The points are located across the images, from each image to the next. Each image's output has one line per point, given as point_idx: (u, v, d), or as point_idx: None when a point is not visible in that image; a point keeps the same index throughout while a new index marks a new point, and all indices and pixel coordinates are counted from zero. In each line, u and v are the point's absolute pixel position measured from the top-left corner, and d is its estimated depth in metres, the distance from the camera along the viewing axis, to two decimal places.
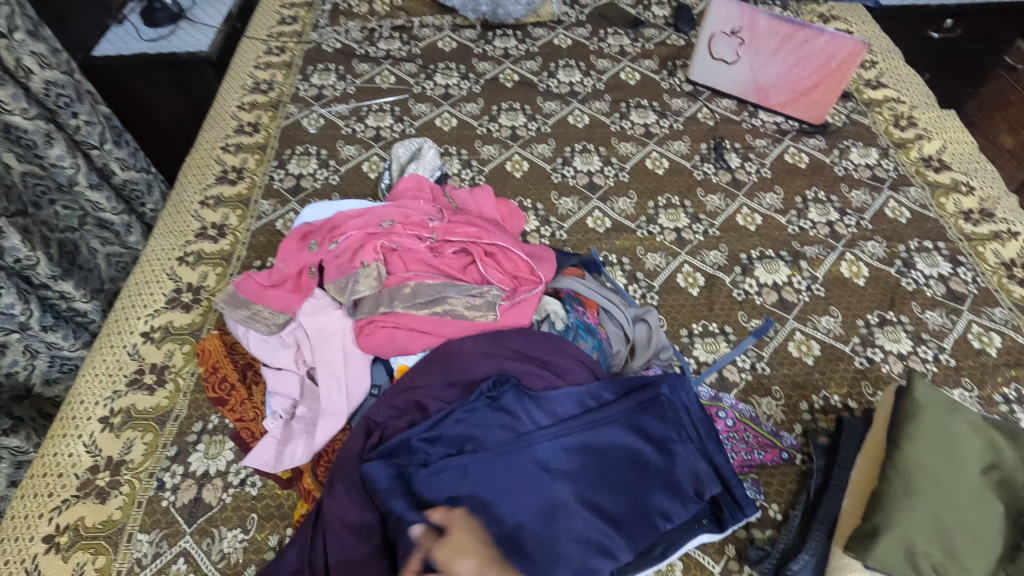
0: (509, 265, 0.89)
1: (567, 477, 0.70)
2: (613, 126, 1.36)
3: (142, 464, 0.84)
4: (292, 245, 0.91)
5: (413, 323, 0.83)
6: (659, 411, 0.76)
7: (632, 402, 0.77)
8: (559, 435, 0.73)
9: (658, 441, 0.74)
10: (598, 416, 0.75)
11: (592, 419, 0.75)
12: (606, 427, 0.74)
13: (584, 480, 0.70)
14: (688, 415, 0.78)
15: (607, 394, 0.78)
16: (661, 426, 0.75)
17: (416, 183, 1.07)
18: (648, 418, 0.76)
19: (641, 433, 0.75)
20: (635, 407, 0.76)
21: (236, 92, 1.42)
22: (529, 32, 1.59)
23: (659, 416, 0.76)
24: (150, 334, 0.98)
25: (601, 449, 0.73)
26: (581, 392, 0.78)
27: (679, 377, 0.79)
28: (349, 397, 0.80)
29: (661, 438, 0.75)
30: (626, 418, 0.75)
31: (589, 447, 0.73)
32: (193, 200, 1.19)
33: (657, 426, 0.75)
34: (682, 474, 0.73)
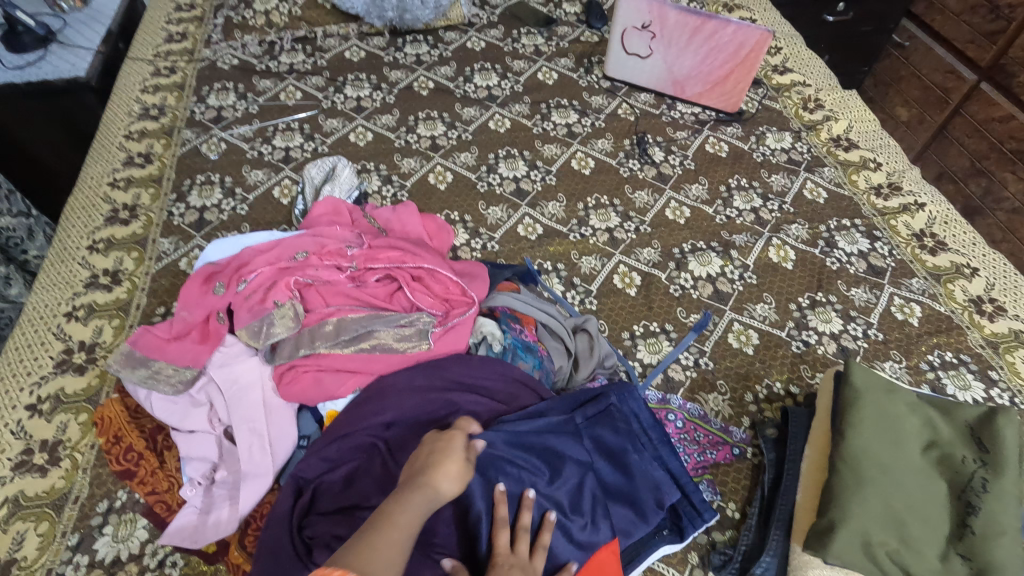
0: (439, 288, 0.84)
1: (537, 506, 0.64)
2: (535, 128, 1.33)
3: (37, 561, 0.73)
4: (194, 289, 0.81)
5: (340, 362, 0.76)
6: (613, 422, 0.73)
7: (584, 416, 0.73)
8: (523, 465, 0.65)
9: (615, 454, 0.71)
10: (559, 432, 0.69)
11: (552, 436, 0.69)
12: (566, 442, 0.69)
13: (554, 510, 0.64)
14: (642, 429, 0.76)
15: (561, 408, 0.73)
16: (616, 438, 0.72)
17: (333, 206, 1.00)
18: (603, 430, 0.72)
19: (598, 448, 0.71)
20: (588, 421, 0.73)
21: (123, 120, 1.29)
22: (441, 37, 1.54)
23: (614, 428, 0.73)
24: (37, 406, 0.86)
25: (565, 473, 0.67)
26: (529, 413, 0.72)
27: (627, 384, 0.77)
28: (275, 455, 0.72)
29: (619, 451, 0.71)
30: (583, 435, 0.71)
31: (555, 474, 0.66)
32: (80, 246, 1.06)
33: (614, 438, 0.72)
34: (642, 486, 0.70)
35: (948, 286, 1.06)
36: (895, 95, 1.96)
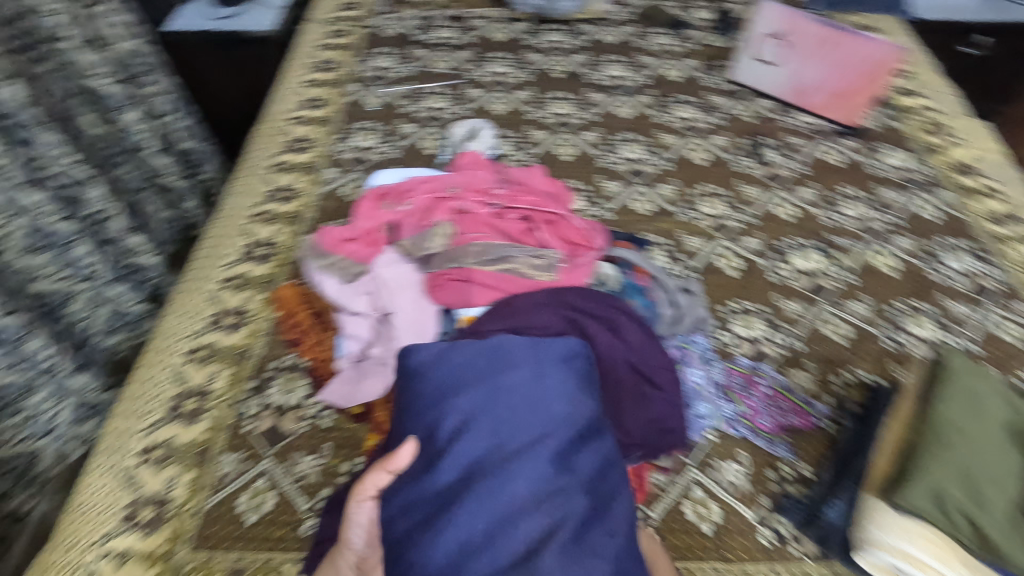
0: (567, 232, 0.96)
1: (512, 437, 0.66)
2: (656, 118, 1.43)
3: (225, 394, 0.92)
4: (367, 204, 0.98)
5: (481, 277, 0.89)
6: (562, 378, 0.71)
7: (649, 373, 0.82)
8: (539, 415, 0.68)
9: (570, 421, 0.67)
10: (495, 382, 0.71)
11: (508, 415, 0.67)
12: (524, 424, 0.66)
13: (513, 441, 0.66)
14: (592, 393, 0.72)
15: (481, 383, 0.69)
16: (566, 403, 0.68)
17: (475, 159, 1.16)
18: (556, 396, 0.69)
19: (551, 422, 0.67)
20: (569, 394, 0.69)
21: (302, 70, 1.50)
22: (578, 28, 1.67)
23: (558, 382, 0.70)
24: (228, 282, 1.06)
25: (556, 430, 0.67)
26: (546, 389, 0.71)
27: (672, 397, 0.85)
28: (422, 340, 0.87)
29: (566, 419, 0.67)
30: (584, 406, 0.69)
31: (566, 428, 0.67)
32: (264, 165, 1.27)
33: (574, 404, 0.69)
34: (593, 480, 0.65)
35: None
36: None
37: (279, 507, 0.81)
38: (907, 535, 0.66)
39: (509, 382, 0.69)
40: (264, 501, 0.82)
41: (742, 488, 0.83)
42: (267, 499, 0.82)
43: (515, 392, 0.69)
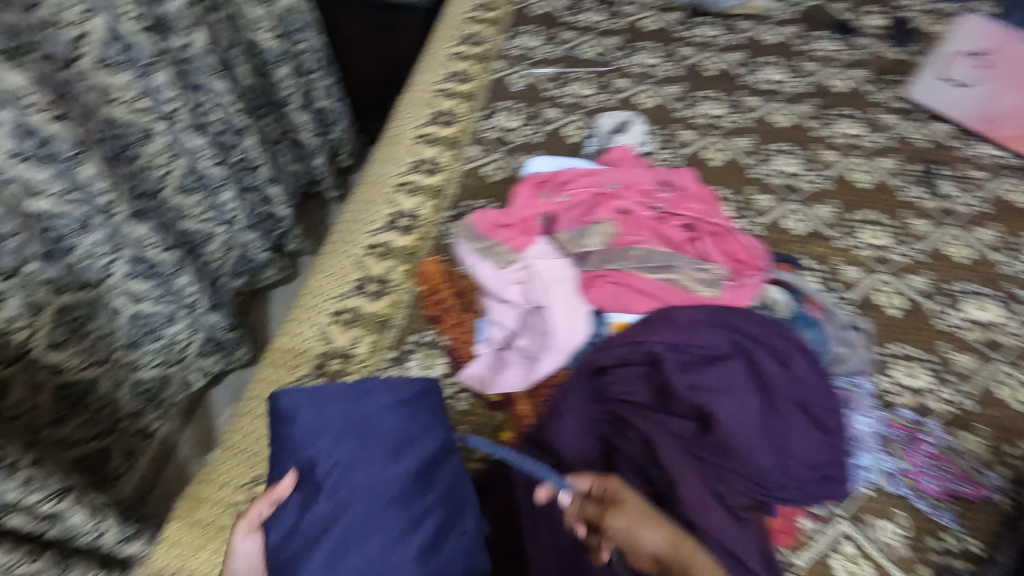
0: (732, 247, 0.91)
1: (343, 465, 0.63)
2: (816, 131, 1.33)
3: (367, 361, 0.94)
4: (525, 191, 0.96)
5: (640, 284, 0.86)
6: (417, 414, 0.68)
7: (820, 412, 0.76)
8: (348, 443, 0.64)
9: (404, 442, 0.66)
10: (388, 418, 0.66)
11: (376, 446, 0.65)
12: (380, 456, 0.64)
13: (355, 471, 0.63)
14: (444, 423, 0.71)
15: (368, 416, 0.66)
16: (394, 430, 0.66)
17: (625, 155, 1.12)
18: (418, 423, 0.68)
19: (398, 446, 0.66)
20: (412, 427, 0.67)
21: (450, 41, 1.50)
22: (735, 24, 1.56)
23: (391, 406, 0.67)
24: (373, 248, 1.07)
25: (373, 440, 0.65)
26: (405, 422, 0.67)
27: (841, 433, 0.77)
28: (573, 339, 0.84)
29: (412, 453, 0.66)
30: (410, 411, 0.68)
31: (361, 438, 0.65)
32: (410, 134, 1.28)
33: (416, 440, 0.67)
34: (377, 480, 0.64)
35: None
36: None
37: None
38: None
39: (370, 409, 0.66)
40: None
41: (898, 552, 0.77)
42: None
43: (356, 396, 0.66)
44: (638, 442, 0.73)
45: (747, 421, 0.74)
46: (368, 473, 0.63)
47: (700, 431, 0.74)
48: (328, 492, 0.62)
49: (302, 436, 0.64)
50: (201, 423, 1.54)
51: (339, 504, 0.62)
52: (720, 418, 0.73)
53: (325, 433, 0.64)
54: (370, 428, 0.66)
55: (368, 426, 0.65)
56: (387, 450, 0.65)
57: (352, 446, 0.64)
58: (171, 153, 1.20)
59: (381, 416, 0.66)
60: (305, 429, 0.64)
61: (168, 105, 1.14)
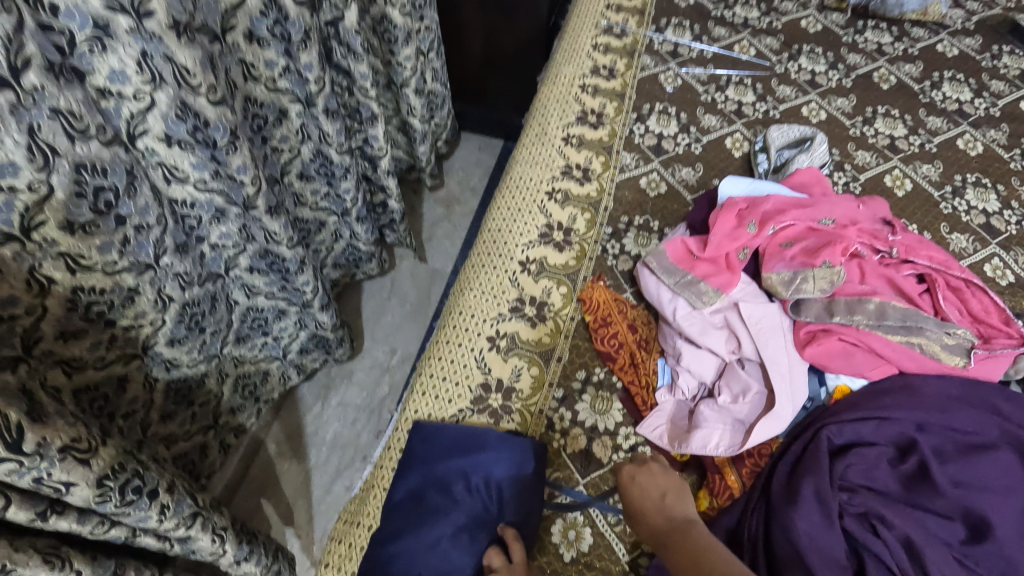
0: (977, 307, 0.77)
1: (439, 473, 0.77)
2: (1011, 162, 1.17)
3: (530, 398, 0.83)
4: (727, 219, 0.83)
5: (877, 345, 0.73)
6: (517, 465, 0.76)
7: None
8: (454, 462, 0.78)
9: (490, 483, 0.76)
10: (486, 453, 0.77)
11: (463, 467, 0.77)
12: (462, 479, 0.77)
13: (444, 490, 0.76)
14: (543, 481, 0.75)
15: (475, 446, 0.78)
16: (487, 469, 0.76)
17: (816, 177, 0.98)
18: (503, 466, 0.76)
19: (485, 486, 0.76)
20: (504, 474, 0.75)
21: (590, 31, 1.36)
22: (907, 31, 1.39)
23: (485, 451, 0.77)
24: (527, 265, 0.96)
25: (466, 469, 0.77)
26: (496, 467, 0.76)
27: None
28: (794, 404, 0.72)
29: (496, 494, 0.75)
30: (504, 457, 0.76)
31: (461, 463, 0.77)
32: (556, 135, 1.16)
33: (494, 480, 0.76)
34: (432, 483, 0.77)
35: None
36: None
37: (596, 551, 0.72)
38: None
39: (483, 442, 0.78)
40: (580, 538, 0.73)
41: None
42: (583, 536, 0.73)
43: (467, 431, 0.80)
44: (898, 545, 0.61)
45: None
46: (449, 485, 0.77)
47: (971, 538, 0.61)
48: (416, 486, 0.78)
49: (425, 440, 0.81)
50: (289, 419, 1.46)
51: (417, 500, 0.76)
52: (1000, 528, 0.61)
53: (444, 446, 0.79)
54: (472, 459, 0.77)
55: (470, 451, 0.78)
56: (461, 469, 0.77)
57: (453, 466, 0.77)
58: (302, 136, 1.09)
59: (483, 452, 0.77)
60: (428, 434, 0.81)
61: (308, 86, 1.03)
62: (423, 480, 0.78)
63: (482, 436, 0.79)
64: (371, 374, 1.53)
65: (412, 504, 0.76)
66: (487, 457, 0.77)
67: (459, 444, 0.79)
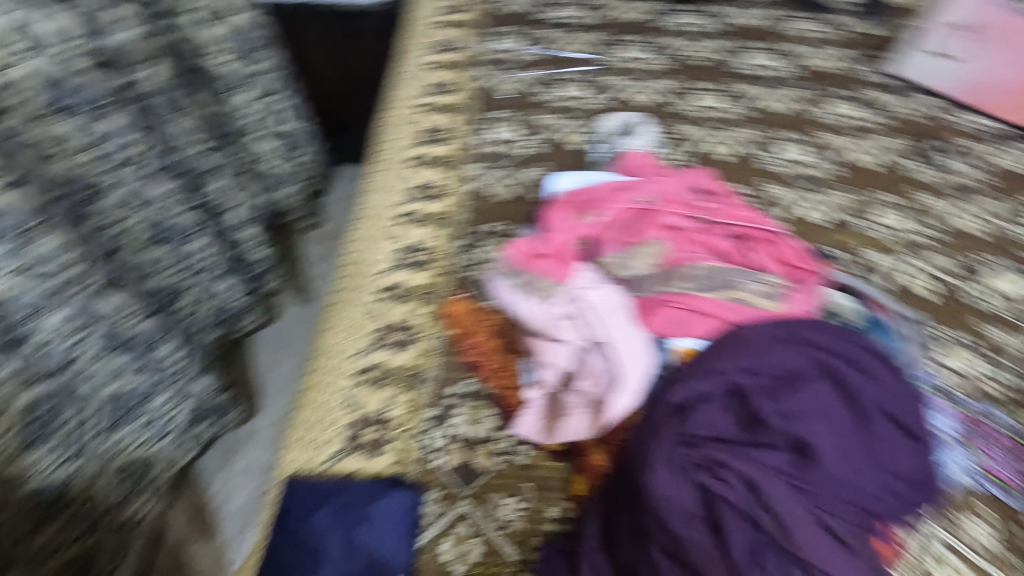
0: (783, 254, 0.87)
1: (315, 521, 0.77)
2: (815, 115, 1.31)
3: (405, 424, 0.83)
4: (557, 215, 0.89)
5: (700, 305, 0.81)
6: (392, 520, 0.76)
7: (903, 423, 0.74)
8: (330, 512, 0.77)
9: (318, 551, 0.76)
10: (366, 505, 0.77)
11: (340, 518, 0.77)
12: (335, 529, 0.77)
13: (317, 539, 0.77)
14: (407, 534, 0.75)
15: (352, 501, 0.78)
16: (316, 536, 0.77)
17: (643, 160, 1.06)
18: (353, 530, 0.77)
19: (312, 554, 0.76)
20: (378, 528, 0.76)
21: (420, 52, 1.42)
22: (715, 10, 1.52)
23: (317, 509, 0.78)
24: (384, 292, 0.98)
25: (339, 517, 0.77)
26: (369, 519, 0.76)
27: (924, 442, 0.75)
28: (641, 375, 0.77)
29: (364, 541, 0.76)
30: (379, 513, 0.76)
31: (335, 514, 0.77)
32: (395, 159, 1.20)
33: (325, 549, 0.77)
34: (310, 528, 0.77)
35: None
36: None
37: (487, 558, 0.74)
38: None
39: (361, 497, 0.78)
40: (470, 549, 0.74)
41: (993, 550, 0.76)
42: (473, 547, 0.74)
43: (343, 487, 0.79)
44: (741, 486, 0.66)
45: (845, 445, 0.69)
46: (324, 531, 0.77)
47: (800, 463, 0.68)
48: (294, 530, 0.78)
49: (304, 488, 0.79)
50: (192, 497, 1.37)
51: (295, 545, 0.78)
52: (820, 447, 0.68)
53: (321, 496, 0.79)
54: (347, 511, 0.77)
55: (348, 503, 0.78)
56: (338, 519, 0.77)
57: (329, 513, 0.77)
58: (133, 204, 1.04)
59: (358, 506, 0.77)
60: (308, 487, 0.80)
61: (126, 150, 1.00)
62: (302, 528, 0.78)
63: (360, 491, 0.79)
64: (273, 431, 1.46)
65: (290, 546, 0.78)
66: (365, 510, 0.77)
67: (338, 494, 0.79)
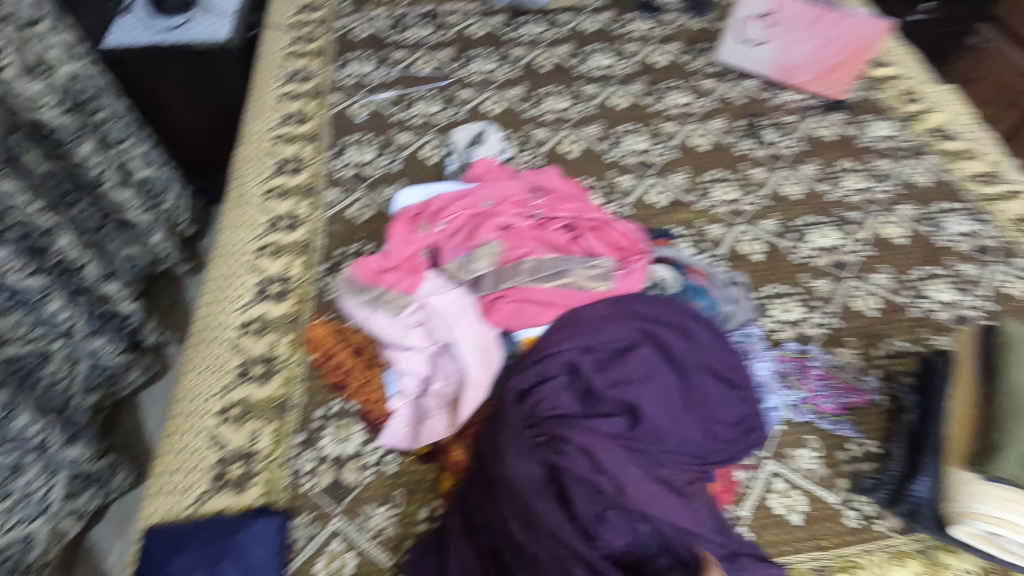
0: (613, 237, 0.94)
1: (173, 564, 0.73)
2: (652, 107, 1.42)
3: (272, 454, 0.84)
4: (400, 229, 0.92)
5: (539, 296, 0.86)
6: (259, 548, 0.74)
7: (724, 373, 0.82)
8: (191, 552, 0.74)
9: None
10: (230, 538, 0.75)
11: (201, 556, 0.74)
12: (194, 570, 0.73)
13: None
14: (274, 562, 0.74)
15: (216, 537, 0.75)
16: None
17: (489, 167, 1.11)
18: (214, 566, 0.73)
19: None
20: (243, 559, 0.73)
21: (273, 83, 1.40)
22: (556, 17, 1.62)
23: (177, 551, 0.75)
24: (246, 327, 0.97)
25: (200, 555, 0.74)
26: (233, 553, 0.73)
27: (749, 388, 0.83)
28: (488, 369, 0.82)
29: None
30: (246, 543, 0.74)
31: (197, 552, 0.74)
32: (255, 193, 1.18)
33: None
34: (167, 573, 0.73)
35: None
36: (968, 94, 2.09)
37: (362, 568, 0.75)
38: (1003, 503, 0.71)
39: (227, 531, 0.76)
40: (344, 564, 0.75)
41: (819, 473, 0.85)
42: (347, 561, 0.76)
43: (210, 524, 0.77)
44: (579, 456, 0.72)
45: (668, 402, 0.77)
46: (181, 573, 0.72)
47: (632, 426, 0.75)
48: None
49: (166, 532, 0.77)
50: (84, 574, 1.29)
51: None
52: (647, 408, 0.75)
53: (183, 538, 0.76)
54: (210, 548, 0.74)
55: (211, 539, 0.75)
56: (198, 558, 0.73)
57: (189, 553, 0.74)
58: None
59: (223, 541, 0.75)
60: (170, 530, 0.77)
61: None
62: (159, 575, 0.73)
63: (226, 526, 0.76)
64: None
65: None
66: (229, 543, 0.74)
67: (202, 533, 0.76)
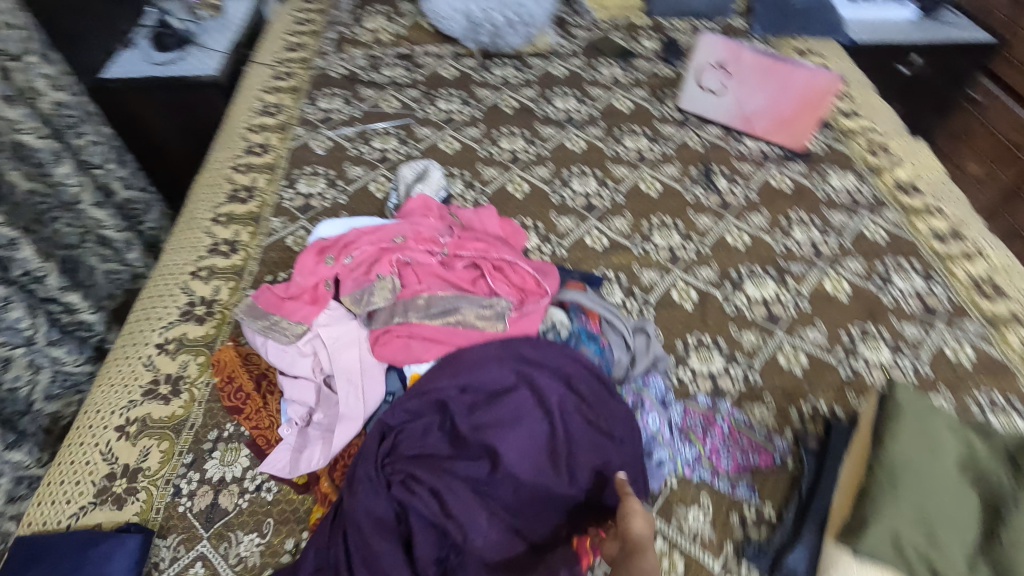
0: (517, 278, 0.95)
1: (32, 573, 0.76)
2: (607, 150, 1.43)
3: (158, 472, 0.86)
4: (308, 259, 0.95)
5: (427, 332, 0.87)
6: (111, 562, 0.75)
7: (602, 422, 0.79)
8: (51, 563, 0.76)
9: None
10: (87, 551, 0.76)
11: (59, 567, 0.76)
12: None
13: None
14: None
15: (75, 548, 0.77)
16: None
17: (424, 203, 1.11)
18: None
19: None
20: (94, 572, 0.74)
21: (246, 115, 1.48)
22: (527, 61, 1.67)
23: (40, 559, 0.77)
24: (164, 345, 1.00)
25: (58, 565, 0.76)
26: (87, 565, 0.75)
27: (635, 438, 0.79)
28: (366, 403, 0.84)
29: None
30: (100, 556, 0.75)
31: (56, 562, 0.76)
32: (204, 217, 1.23)
33: None
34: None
35: (1004, 330, 1.08)
36: (966, 148, 2.03)
37: None
38: None
39: (87, 543, 0.77)
40: None
41: (705, 536, 0.81)
42: None
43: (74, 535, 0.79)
44: (430, 496, 0.71)
45: (534, 450, 0.76)
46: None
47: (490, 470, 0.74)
48: None
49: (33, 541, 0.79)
50: None
51: None
52: (506, 453, 0.74)
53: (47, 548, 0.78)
54: (69, 559, 0.76)
55: (70, 551, 0.77)
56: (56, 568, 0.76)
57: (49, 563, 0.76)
58: None
59: (80, 553, 0.76)
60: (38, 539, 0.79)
61: None
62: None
63: (88, 538, 0.78)
64: None
65: None
66: (85, 556, 0.76)
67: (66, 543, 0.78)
